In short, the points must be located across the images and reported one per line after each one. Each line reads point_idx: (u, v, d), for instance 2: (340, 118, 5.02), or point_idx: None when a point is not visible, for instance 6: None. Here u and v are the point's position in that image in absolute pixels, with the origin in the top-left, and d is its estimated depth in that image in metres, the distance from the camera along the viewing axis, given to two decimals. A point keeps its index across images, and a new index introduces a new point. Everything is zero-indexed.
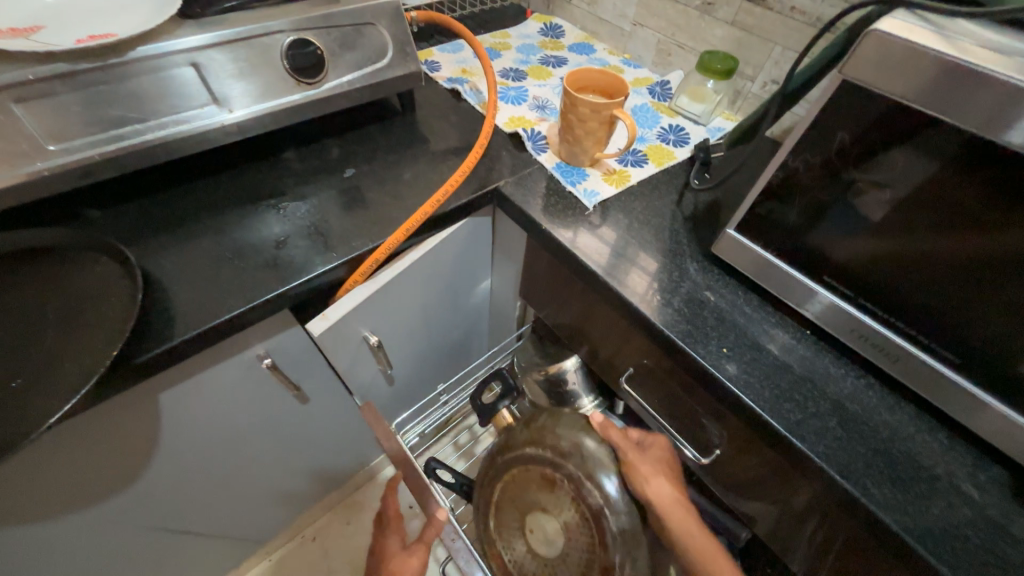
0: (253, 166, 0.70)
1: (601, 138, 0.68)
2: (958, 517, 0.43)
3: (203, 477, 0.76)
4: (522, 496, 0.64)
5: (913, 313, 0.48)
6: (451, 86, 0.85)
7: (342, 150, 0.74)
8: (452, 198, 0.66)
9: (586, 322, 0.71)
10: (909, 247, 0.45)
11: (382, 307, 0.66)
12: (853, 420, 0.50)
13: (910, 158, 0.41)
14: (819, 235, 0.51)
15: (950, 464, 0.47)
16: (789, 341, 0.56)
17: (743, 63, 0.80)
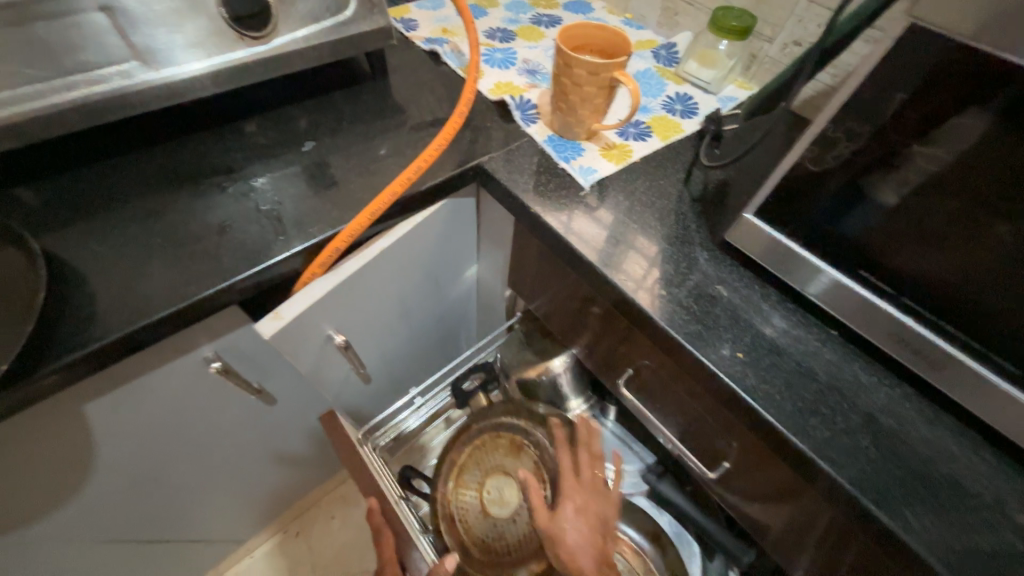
0: (200, 137, 0.61)
1: (599, 106, 0.59)
2: (1003, 551, 0.38)
3: (162, 482, 0.69)
4: (487, 460, 0.70)
5: (961, 312, 0.41)
6: (430, 46, 0.75)
7: (302, 119, 0.64)
8: (426, 175, 0.58)
9: (580, 318, 0.63)
10: (962, 233, 0.38)
11: (348, 301, 0.58)
12: (886, 437, 0.43)
13: (976, 122, 0.34)
14: (855, 219, 0.43)
15: (998, 489, 0.41)
16: (812, 343, 0.49)
17: (761, 23, 0.71)
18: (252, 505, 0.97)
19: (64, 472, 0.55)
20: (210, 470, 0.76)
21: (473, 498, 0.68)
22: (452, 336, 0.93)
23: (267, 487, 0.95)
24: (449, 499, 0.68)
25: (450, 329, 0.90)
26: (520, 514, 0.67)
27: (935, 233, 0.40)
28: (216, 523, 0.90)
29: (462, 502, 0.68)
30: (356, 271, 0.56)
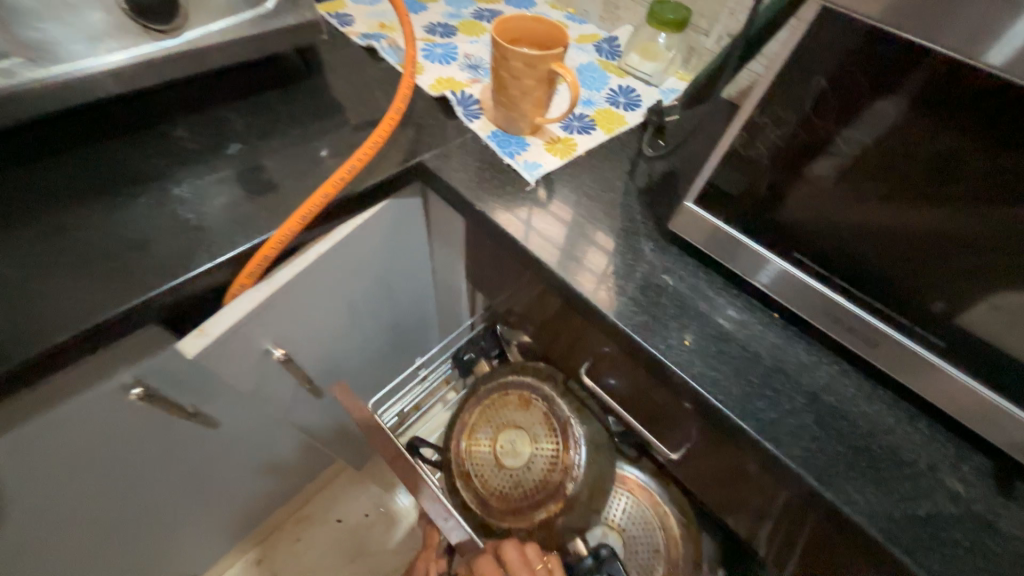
0: (110, 143, 0.55)
1: (540, 99, 0.58)
2: (938, 516, 0.39)
3: (91, 523, 0.63)
4: (498, 416, 0.65)
5: (889, 290, 0.42)
6: (367, 41, 0.72)
7: (227, 120, 0.60)
8: (365, 176, 0.55)
9: (536, 314, 0.62)
10: (887, 214, 0.39)
11: (286, 311, 0.55)
12: (828, 414, 0.44)
13: (892, 103, 0.35)
14: (790, 203, 0.44)
15: (934, 456, 0.43)
16: (757, 327, 0.50)
17: (696, 15, 0.72)
18: (203, 537, 0.90)
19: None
20: (147, 505, 0.70)
21: (486, 451, 0.63)
22: (411, 342, 0.90)
23: (219, 517, 0.88)
24: (462, 458, 0.64)
25: (407, 335, 0.87)
26: (535, 462, 0.61)
27: (863, 214, 0.41)
28: (163, 561, 0.84)
29: (476, 459, 0.64)
30: (291, 279, 0.53)
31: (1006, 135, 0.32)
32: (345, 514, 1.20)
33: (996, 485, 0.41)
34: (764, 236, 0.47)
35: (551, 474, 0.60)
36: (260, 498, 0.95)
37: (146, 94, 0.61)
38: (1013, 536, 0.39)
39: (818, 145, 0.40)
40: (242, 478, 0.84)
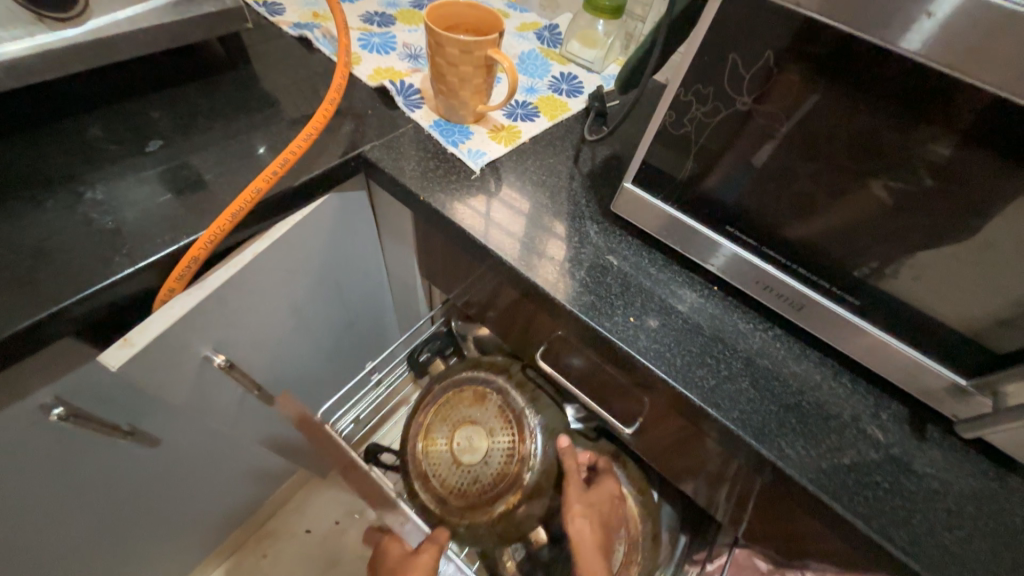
0: (10, 142, 0.51)
1: (480, 87, 0.58)
2: (860, 461, 0.43)
3: (21, 557, 0.58)
4: (455, 414, 0.66)
5: (810, 258, 0.45)
6: (299, 31, 0.69)
7: (147, 116, 0.56)
8: (302, 170, 0.53)
9: (490, 303, 0.62)
10: (803, 185, 0.42)
11: (226, 315, 0.53)
12: (763, 376, 0.47)
13: (799, 78, 0.37)
14: (720, 179, 0.46)
15: (856, 408, 0.46)
16: (698, 300, 0.52)
17: (631, 3, 0.74)
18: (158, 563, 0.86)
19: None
20: (88, 532, 0.65)
21: (443, 449, 0.64)
22: (368, 341, 0.88)
23: (172, 539, 0.84)
24: (419, 458, 0.65)
25: (364, 335, 0.85)
26: (492, 455, 0.62)
27: (784, 185, 0.43)
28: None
29: (432, 458, 0.64)
30: (224, 281, 0.50)
31: (896, 105, 0.34)
32: (315, 523, 1.17)
33: (909, 429, 0.45)
34: (701, 212, 0.49)
35: (507, 466, 0.62)
36: (217, 515, 0.90)
37: (51, 91, 0.56)
38: (921, 473, 0.43)
39: (740, 120, 0.42)
40: (194, 496, 0.80)
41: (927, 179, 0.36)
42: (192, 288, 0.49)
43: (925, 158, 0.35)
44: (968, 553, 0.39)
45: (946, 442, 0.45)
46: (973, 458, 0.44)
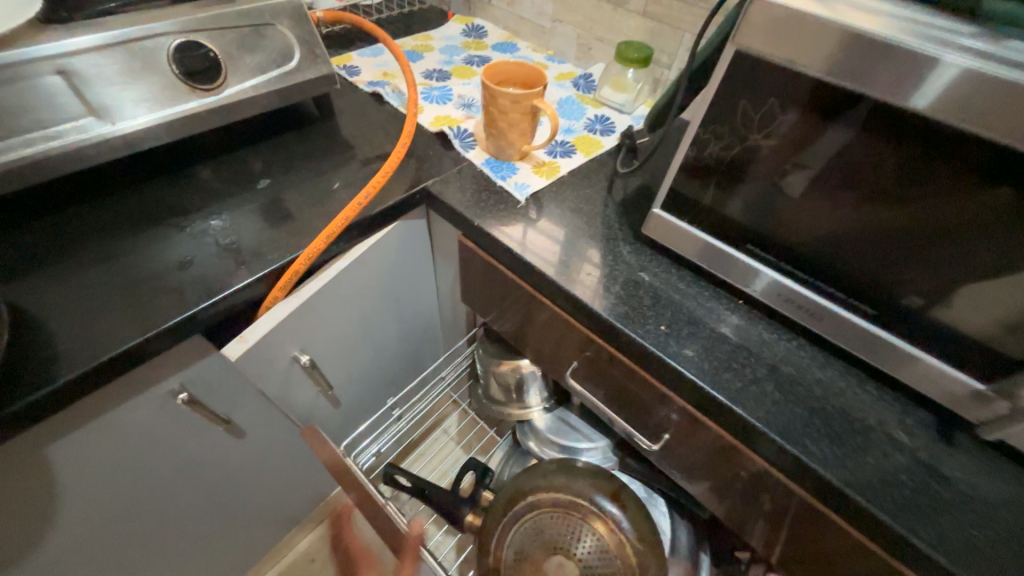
0: (281, 171, 0.71)
1: (525, 130, 0.70)
2: (1017, 556, 0.41)
3: (229, 477, 0.76)
4: (547, 531, 0.60)
5: (950, 334, 0.45)
6: (372, 88, 0.84)
7: (355, 157, 0.73)
8: (467, 211, 0.68)
9: (586, 359, 0.64)
10: (929, 265, 0.44)
11: (362, 278, 0.69)
12: (903, 460, 0.46)
13: (954, 178, 0.39)
14: (846, 255, 0.48)
15: (988, 485, 0.45)
16: (825, 374, 0.53)
17: (659, 52, 0.86)
18: (288, 517, 1.01)
19: (154, 461, 0.62)
20: (270, 470, 0.84)
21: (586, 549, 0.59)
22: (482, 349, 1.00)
23: (302, 495, 1.00)
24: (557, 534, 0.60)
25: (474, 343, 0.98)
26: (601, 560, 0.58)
27: (914, 266, 0.45)
28: (266, 528, 0.97)
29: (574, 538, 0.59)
30: (315, 291, 0.61)
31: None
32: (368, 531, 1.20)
33: None
34: (823, 286, 0.51)
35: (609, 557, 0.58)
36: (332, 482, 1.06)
37: (287, 141, 0.76)
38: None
39: (879, 204, 0.44)
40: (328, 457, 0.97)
41: None
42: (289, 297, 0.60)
43: None
44: None
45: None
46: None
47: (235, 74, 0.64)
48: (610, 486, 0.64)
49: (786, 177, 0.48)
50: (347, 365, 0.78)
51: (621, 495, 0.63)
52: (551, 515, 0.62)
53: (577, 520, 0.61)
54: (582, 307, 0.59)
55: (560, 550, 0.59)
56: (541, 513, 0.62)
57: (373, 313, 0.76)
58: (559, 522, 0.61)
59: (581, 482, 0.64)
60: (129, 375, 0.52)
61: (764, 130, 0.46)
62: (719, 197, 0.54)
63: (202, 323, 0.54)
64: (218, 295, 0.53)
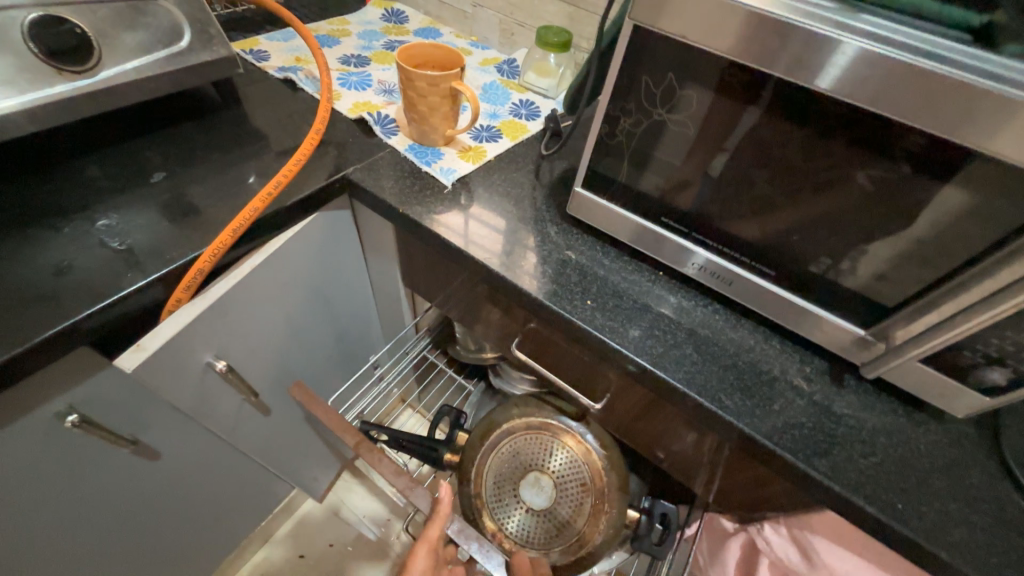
0: (181, 163, 0.65)
1: (447, 113, 0.68)
2: (896, 477, 0.46)
3: (148, 502, 0.70)
4: (521, 455, 0.70)
5: (837, 288, 0.50)
6: (283, 74, 0.79)
7: (268, 147, 0.68)
8: (392, 198, 0.65)
9: (528, 333, 0.66)
10: (816, 226, 0.48)
11: (283, 273, 0.65)
12: (804, 403, 0.51)
13: (830, 144, 0.43)
14: (749, 222, 0.52)
15: (874, 420, 0.50)
16: (736, 332, 0.57)
17: (578, 38, 0.88)
18: (225, 537, 0.94)
19: (45, 493, 0.55)
20: (197, 489, 0.77)
21: (557, 463, 0.69)
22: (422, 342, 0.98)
23: (240, 512, 0.93)
24: (530, 456, 0.70)
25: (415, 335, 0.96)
26: (569, 473, 0.69)
27: (803, 228, 0.49)
28: (199, 553, 0.90)
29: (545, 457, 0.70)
30: (225, 291, 0.57)
31: (921, 170, 0.40)
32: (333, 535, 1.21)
33: (945, 452, 0.49)
34: (727, 251, 0.54)
35: (576, 469, 0.69)
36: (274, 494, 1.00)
37: (187, 130, 0.69)
38: (940, 481, 0.46)
39: (771, 172, 0.48)
40: (264, 469, 0.91)
41: (961, 234, 0.41)
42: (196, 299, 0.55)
43: (926, 204, 0.41)
44: (994, 559, 0.42)
45: (951, 439, 0.50)
46: (989, 464, 0.48)
47: (112, 55, 0.57)
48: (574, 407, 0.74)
49: (690, 150, 0.51)
50: (273, 369, 0.74)
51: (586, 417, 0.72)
52: (524, 441, 0.71)
53: (549, 440, 0.71)
54: (512, 287, 0.59)
55: (535, 466, 0.70)
56: (515, 439, 0.71)
57: (300, 312, 0.72)
58: (531, 443, 0.71)
59: (549, 407, 0.74)
60: (1, 399, 0.46)
61: (667, 105, 0.48)
62: (634, 172, 0.56)
63: (89, 333, 0.48)
64: (106, 300, 0.48)
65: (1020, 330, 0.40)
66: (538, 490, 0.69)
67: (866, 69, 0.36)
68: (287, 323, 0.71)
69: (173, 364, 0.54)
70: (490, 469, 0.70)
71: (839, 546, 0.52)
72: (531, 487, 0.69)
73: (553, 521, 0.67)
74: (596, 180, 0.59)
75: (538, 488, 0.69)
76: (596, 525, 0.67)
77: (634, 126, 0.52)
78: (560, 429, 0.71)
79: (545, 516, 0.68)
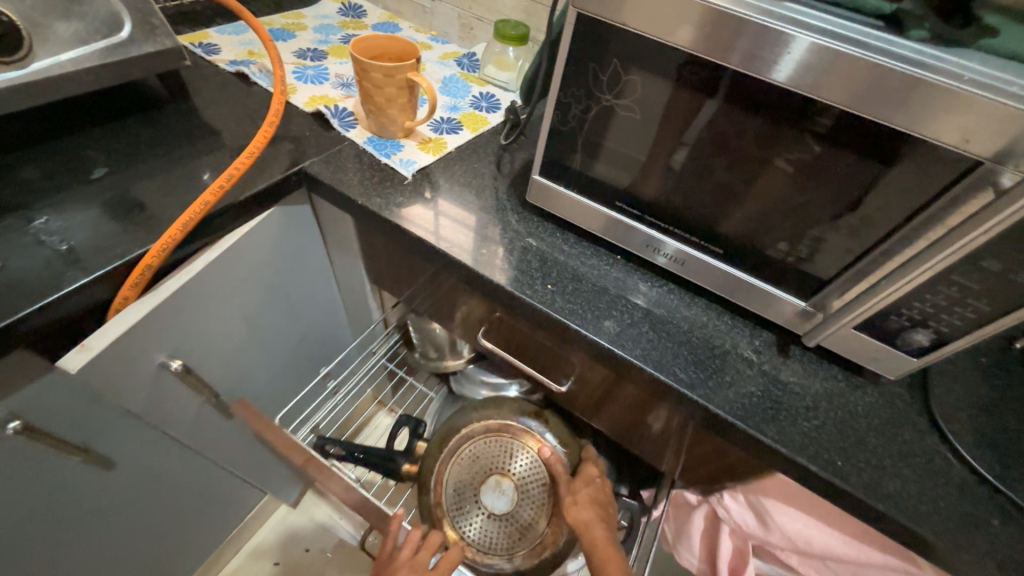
0: (127, 158, 0.62)
1: (405, 105, 0.68)
2: (836, 435, 0.50)
3: (104, 514, 0.67)
4: (481, 459, 0.67)
5: (779, 264, 0.53)
6: (235, 67, 0.77)
7: (222, 142, 0.66)
8: (351, 191, 0.65)
9: (493, 322, 0.67)
10: (756, 205, 0.51)
11: (239, 269, 0.63)
12: (752, 373, 0.54)
13: (765, 126, 0.45)
14: (697, 204, 0.54)
15: (817, 386, 0.54)
16: (689, 309, 0.59)
17: (536, 32, 0.89)
18: (192, 547, 0.91)
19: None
20: (159, 498, 0.75)
21: (520, 465, 0.66)
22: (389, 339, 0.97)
23: (207, 521, 0.91)
24: (491, 459, 0.67)
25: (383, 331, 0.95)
26: (532, 475, 0.66)
27: (745, 208, 0.52)
28: (164, 566, 0.87)
29: (507, 459, 0.67)
30: (177, 287, 0.55)
31: (846, 148, 0.43)
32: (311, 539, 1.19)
33: (881, 412, 0.52)
34: (678, 232, 0.57)
35: (540, 470, 0.66)
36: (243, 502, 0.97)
37: (133, 126, 0.66)
38: (876, 438, 0.50)
39: (714, 155, 0.50)
40: (231, 475, 0.89)
41: (883, 207, 0.44)
42: (145, 296, 0.54)
43: (851, 180, 0.44)
44: (923, 506, 0.46)
45: (886, 399, 0.53)
46: (919, 420, 0.52)
47: (47, 46, 0.55)
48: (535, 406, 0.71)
49: (639, 135, 0.53)
50: (234, 369, 0.72)
51: (547, 416, 0.70)
52: (484, 444, 0.68)
53: (509, 443, 0.68)
54: (474, 275, 0.60)
55: (496, 470, 0.67)
56: (475, 442, 0.68)
57: (260, 309, 0.71)
58: (491, 446, 0.68)
59: (508, 409, 0.71)
60: None
61: (614, 91, 0.50)
62: (587, 158, 0.57)
63: (28, 334, 0.46)
64: (46, 299, 0.46)
65: (937, 293, 0.44)
66: (500, 494, 0.66)
67: (794, 53, 0.38)
68: (247, 321, 0.70)
69: (124, 364, 0.52)
70: (450, 476, 0.67)
71: (792, 509, 0.56)
72: (492, 492, 0.66)
73: (516, 525, 0.65)
74: (553, 167, 0.60)
75: (500, 493, 0.66)
76: (560, 526, 0.65)
77: (585, 113, 0.54)
78: (522, 429, 0.68)
79: (508, 520, 0.65)
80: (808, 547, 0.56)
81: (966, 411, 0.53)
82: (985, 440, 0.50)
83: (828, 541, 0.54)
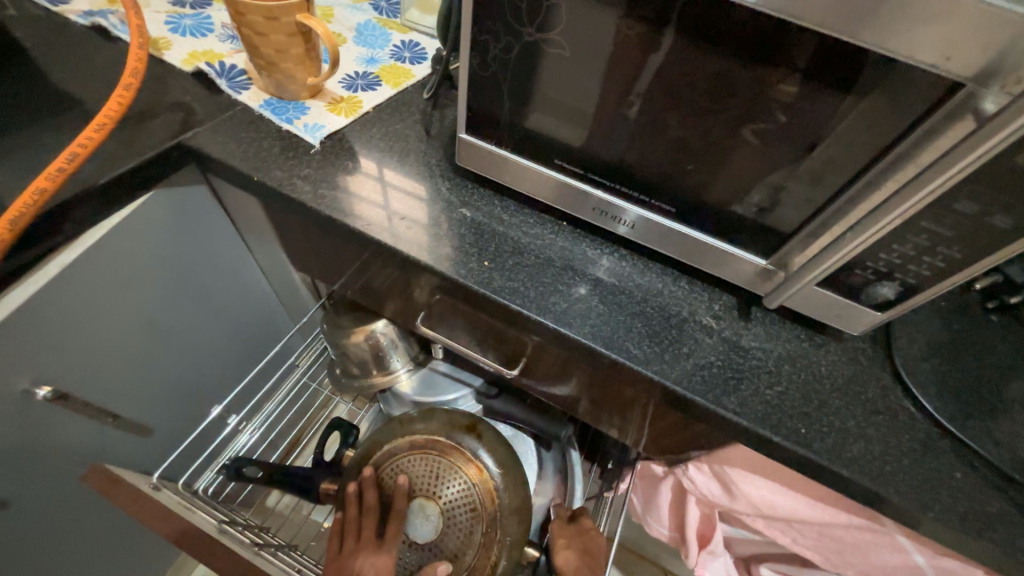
0: None
1: (302, 58, 0.57)
2: (798, 401, 0.47)
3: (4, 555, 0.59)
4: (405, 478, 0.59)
5: (737, 219, 0.47)
6: (89, 19, 0.63)
7: (76, 112, 0.54)
8: (245, 164, 0.55)
9: (434, 305, 0.60)
10: (708, 154, 0.44)
11: (115, 269, 0.54)
12: (711, 340, 0.50)
13: (714, 58, 0.38)
14: (643, 156, 0.47)
15: (780, 348, 0.50)
16: (643, 276, 0.54)
17: None
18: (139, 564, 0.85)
19: None
20: (77, 528, 0.67)
21: (449, 487, 0.58)
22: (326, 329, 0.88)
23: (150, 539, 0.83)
24: (416, 478, 0.59)
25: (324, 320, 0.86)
26: (462, 497, 0.58)
27: (697, 158, 0.45)
28: None
29: (435, 480, 0.59)
30: (24, 301, 0.47)
31: (807, 77, 0.36)
32: None
33: (846, 369, 0.49)
34: (626, 191, 0.50)
35: (471, 492, 0.58)
36: None
37: None
38: (840, 400, 0.47)
39: (657, 98, 0.43)
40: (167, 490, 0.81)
41: (846, 147, 0.38)
42: None
43: (812, 118, 0.38)
44: (886, 466, 0.43)
45: (849, 356, 0.50)
46: (883, 375, 0.49)
47: None
48: (470, 421, 0.64)
49: (570, 77, 0.44)
50: (134, 380, 0.63)
51: (483, 430, 0.63)
52: (407, 463, 0.60)
53: (438, 463, 0.60)
54: (399, 254, 0.52)
55: (421, 491, 0.58)
56: (396, 460, 0.60)
57: (158, 311, 0.61)
58: (417, 465, 0.60)
59: (438, 423, 0.63)
60: None
61: (537, 22, 0.42)
62: (517, 110, 0.49)
63: None
64: None
65: (905, 242, 0.39)
66: (424, 520, 0.57)
67: None
68: (144, 327, 0.61)
69: None
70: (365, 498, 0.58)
71: (757, 476, 0.53)
72: (415, 517, 0.57)
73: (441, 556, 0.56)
74: (480, 123, 0.52)
75: (425, 519, 0.57)
76: (490, 558, 0.56)
77: (507, 55, 0.45)
78: (453, 446, 0.61)
79: (432, 551, 0.57)
80: (774, 511, 0.54)
81: (930, 361, 0.50)
82: (952, 390, 0.48)
83: (791, 503, 0.53)
